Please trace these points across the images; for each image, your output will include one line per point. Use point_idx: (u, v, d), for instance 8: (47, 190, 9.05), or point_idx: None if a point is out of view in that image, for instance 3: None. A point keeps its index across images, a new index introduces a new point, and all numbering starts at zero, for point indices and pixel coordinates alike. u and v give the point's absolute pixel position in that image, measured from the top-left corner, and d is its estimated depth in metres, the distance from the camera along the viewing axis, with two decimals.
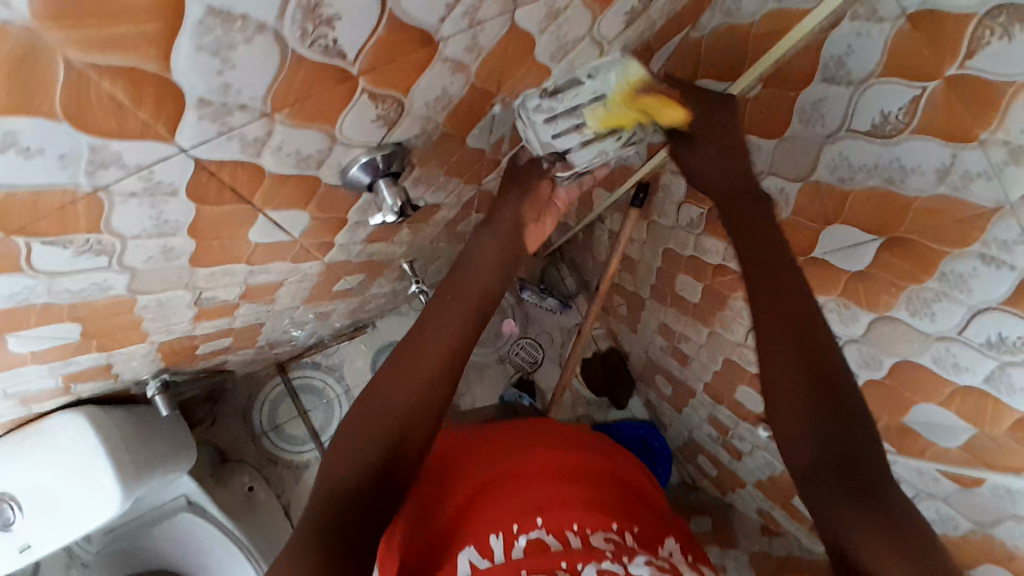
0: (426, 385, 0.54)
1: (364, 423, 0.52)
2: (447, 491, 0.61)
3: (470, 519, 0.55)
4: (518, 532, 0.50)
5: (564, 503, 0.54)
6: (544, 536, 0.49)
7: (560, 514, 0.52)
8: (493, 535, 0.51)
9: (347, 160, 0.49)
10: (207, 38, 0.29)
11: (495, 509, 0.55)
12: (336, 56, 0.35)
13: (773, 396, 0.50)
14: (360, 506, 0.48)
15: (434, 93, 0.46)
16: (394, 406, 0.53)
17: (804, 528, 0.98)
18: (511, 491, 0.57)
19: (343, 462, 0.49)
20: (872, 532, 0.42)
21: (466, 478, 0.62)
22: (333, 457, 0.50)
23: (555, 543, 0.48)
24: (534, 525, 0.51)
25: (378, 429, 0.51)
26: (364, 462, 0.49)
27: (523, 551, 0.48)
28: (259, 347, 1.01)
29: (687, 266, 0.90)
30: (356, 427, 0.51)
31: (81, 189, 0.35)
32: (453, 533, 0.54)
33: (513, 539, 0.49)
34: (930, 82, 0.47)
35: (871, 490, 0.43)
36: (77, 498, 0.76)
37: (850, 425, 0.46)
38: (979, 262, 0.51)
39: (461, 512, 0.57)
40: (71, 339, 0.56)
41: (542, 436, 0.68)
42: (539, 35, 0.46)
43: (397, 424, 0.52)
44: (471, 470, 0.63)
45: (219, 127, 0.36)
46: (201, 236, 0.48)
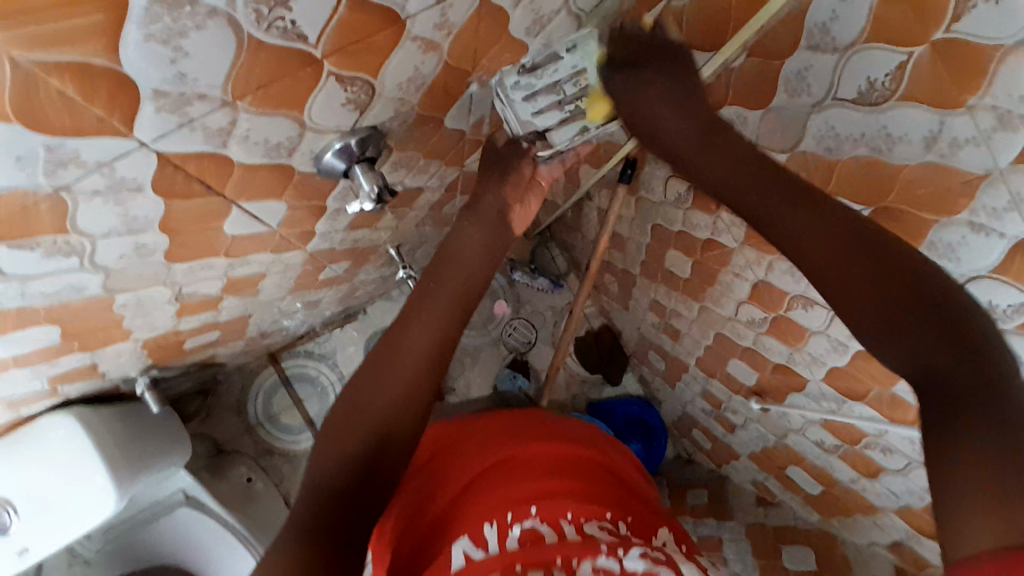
0: (411, 380, 0.53)
1: (347, 422, 0.50)
2: (438, 482, 0.61)
3: (461, 511, 0.55)
4: (511, 521, 0.50)
5: (558, 493, 0.54)
6: (539, 527, 0.50)
7: (553, 504, 0.52)
8: (485, 524, 0.51)
9: (321, 148, 0.48)
10: (155, 27, 0.28)
11: (487, 499, 0.55)
12: (296, 39, 0.33)
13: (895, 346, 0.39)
14: (346, 505, 0.46)
15: (405, 74, 0.44)
16: (378, 402, 0.51)
17: (798, 498, 1.01)
18: (505, 481, 0.57)
19: (328, 461, 0.48)
20: (981, 461, 0.33)
21: (457, 468, 0.62)
22: (320, 455, 0.49)
23: (550, 534, 0.49)
24: (528, 515, 0.51)
25: (365, 424, 0.50)
26: (349, 458, 0.48)
27: (517, 541, 0.48)
28: (249, 338, 1.00)
29: (676, 241, 0.89)
30: (342, 424, 0.51)
31: (41, 190, 0.34)
32: (444, 525, 0.54)
33: (507, 527, 0.50)
34: (916, 46, 0.46)
35: (979, 398, 0.35)
36: (73, 499, 0.77)
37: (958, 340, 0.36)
38: (968, 231, 0.51)
39: (451, 504, 0.57)
40: (52, 341, 0.55)
41: (532, 425, 0.68)
42: (512, 9, 0.45)
43: (382, 420, 0.51)
44: (461, 460, 0.63)
45: (180, 118, 0.34)
46: (174, 231, 0.47)
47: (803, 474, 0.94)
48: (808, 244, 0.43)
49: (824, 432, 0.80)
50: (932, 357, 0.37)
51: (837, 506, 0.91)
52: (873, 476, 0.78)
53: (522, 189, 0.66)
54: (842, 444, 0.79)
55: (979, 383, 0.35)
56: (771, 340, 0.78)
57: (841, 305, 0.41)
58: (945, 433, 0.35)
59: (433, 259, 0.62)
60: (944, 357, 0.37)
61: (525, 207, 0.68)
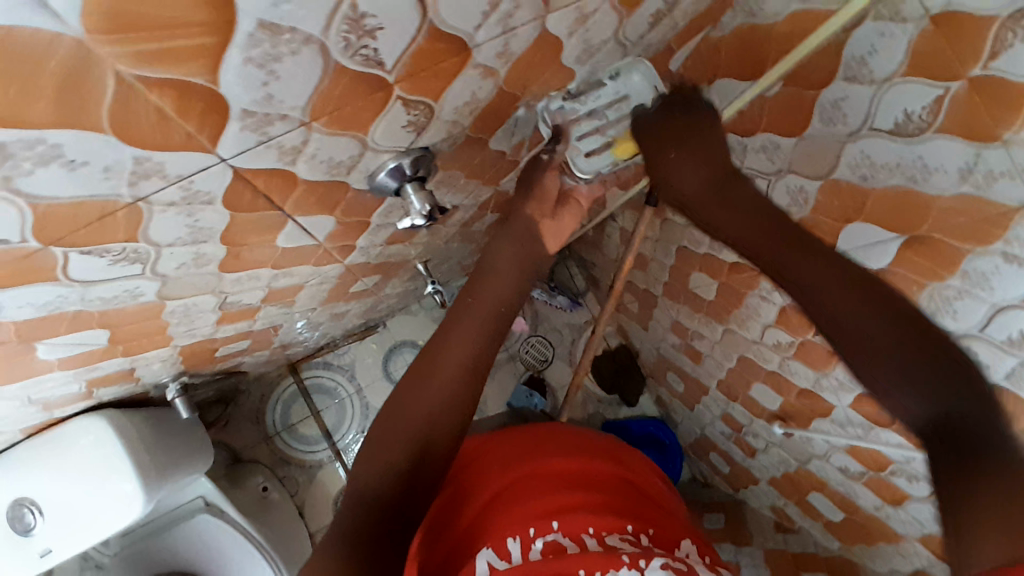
0: (450, 392, 0.55)
1: (388, 433, 0.52)
2: (468, 495, 0.61)
3: (488, 522, 0.55)
4: (533, 536, 0.51)
5: (582, 506, 0.54)
6: (561, 540, 0.50)
7: (575, 517, 0.52)
8: (510, 537, 0.51)
9: (375, 167, 0.49)
10: (254, 51, 0.29)
11: (511, 512, 0.55)
12: (375, 65, 0.35)
13: (899, 384, 0.43)
14: (391, 513, 0.48)
15: (463, 98, 0.46)
16: (419, 413, 0.53)
17: (818, 524, 1.01)
18: (532, 493, 0.57)
19: (372, 472, 0.50)
20: (996, 498, 0.37)
21: (487, 480, 0.62)
22: (361, 467, 0.51)
23: (572, 546, 0.49)
24: (550, 528, 0.51)
25: (404, 437, 0.52)
26: (391, 468, 0.50)
27: (541, 554, 0.48)
28: (274, 348, 1.01)
29: (701, 263, 0.90)
30: (383, 435, 0.52)
31: (122, 200, 0.35)
32: (471, 539, 0.54)
33: (530, 542, 0.50)
34: (953, 82, 0.47)
35: (992, 443, 0.39)
36: (96, 505, 0.76)
37: (959, 388, 0.41)
38: (1001, 261, 0.52)
39: (477, 517, 0.57)
40: (99, 344, 0.56)
41: (562, 440, 0.69)
42: (568, 38, 0.46)
43: (420, 431, 0.52)
44: (492, 472, 0.63)
45: (259, 136, 0.36)
46: (231, 242, 0.48)
47: (825, 500, 0.94)
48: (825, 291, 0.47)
49: (849, 458, 0.81)
50: (939, 396, 0.42)
51: (858, 533, 0.91)
52: (898, 504, 0.78)
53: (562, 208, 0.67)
54: (866, 470, 0.79)
55: (982, 433, 0.40)
56: (797, 364, 0.79)
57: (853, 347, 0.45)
58: (964, 473, 0.39)
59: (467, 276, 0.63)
60: (947, 400, 0.41)
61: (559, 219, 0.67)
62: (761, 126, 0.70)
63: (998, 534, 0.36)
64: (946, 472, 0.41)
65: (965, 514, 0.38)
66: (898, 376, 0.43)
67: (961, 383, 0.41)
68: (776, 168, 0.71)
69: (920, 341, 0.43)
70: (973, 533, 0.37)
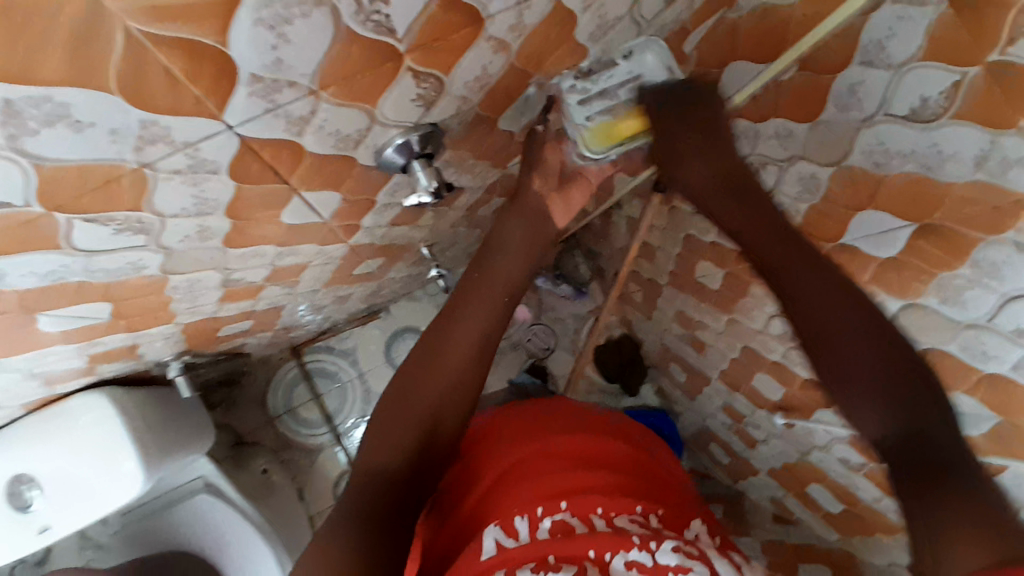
0: (457, 370, 0.55)
1: (397, 411, 0.52)
2: (474, 472, 0.60)
3: (495, 499, 0.55)
4: (541, 515, 0.50)
5: (591, 488, 0.54)
6: (569, 519, 0.49)
7: (583, 497, 0.52)
8: (518, 515, 0.50)
9: (383, 142, 0.48)
10: (265, 12, 0.28)
11: (518, 489, 0.54)
12: (386, 32, 0.34)
13: (857, 398, 0.48)
14: (397, 493, 0.48)
15: (474, 73, 0.45)
16: (427, 392, 0.53)
17: (818, 516, 1.00)
18: (540, 471, 0.57)
19: (380, 449, 0.50)
20: (956, 513, 0.39)
21: (493, 456, 0.62)
22: (369, 444, 0.51)
23: (580, 527, 0.48)
24: (559, 508, 0.51)
25: (412, 415, 0.52)
26: (398, 448, 0.50)
27: (549, 532, 0.48)
28: (276, 330, 1.01)
29: (708, 252, 0.90)
30: (391, 413, 0.52)
31: (127, 165, 0.34)
32: (476, 517, 0.54)
33: (538, 519, 0.50)
34: (971, 68, 0.47)
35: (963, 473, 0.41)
36: (96, 481, 0.76)
37: (924, 415, 0.44)
38: (1014, 251, 0.51)
39: (483, 494, 0.56)
40: (101, 319, 0.55)
41: (569, 416, 0.68)
42: (582, 13, 0.45)
43: (426, 412, 0.52)
44: (498, 448, 0.63)
45: (267, 104, 0.35)
46: (236, 216, 0.48)
47: (825, 491, 0.93)
48: (816, 312, 0.50)
49: (851, 450, 0.80)
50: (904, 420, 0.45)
51: (856, 524, 0.91)
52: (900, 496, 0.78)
53: (572, 191, 0.66)
54: (868, 462, 0.79)
55: (946, 454, 0.42)
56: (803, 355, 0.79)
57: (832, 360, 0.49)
58: (933, 488, 0.41)
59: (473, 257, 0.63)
60: (921, 421, 0.44)
61: (565, 198, 0.66)
62: (775, 113, 0.69)
63: (969, 546, 0.37)
64: (915, 492, 0.42)
65: (931, 523, 0.40)
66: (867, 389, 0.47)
67: (925, 407, 0.45)
68: (788, 156, 0.70)
69: (892, 368, 0.47)
70: (941, 536, 0.39)
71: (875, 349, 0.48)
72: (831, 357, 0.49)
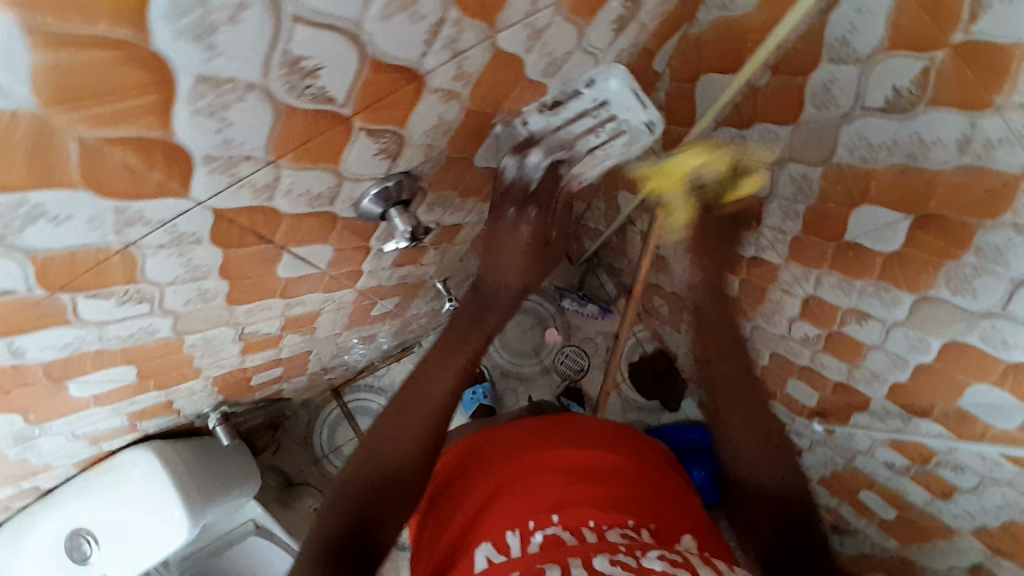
0: (456, 377, 0.63)
1: (405, 408, 0.60)
2: (465, 491, 0.57)
3: (485, 516, 0.51)
4: (533, 528, 0.46)
5: (586, 497, 0.50)
6: (561, 532, 0.45)
7: (577, 508, 0.48)
8: (508, 531, 0.47)
9: (359, 194, 0.52)
10: (200, 103, 0.32)
11: (512, 501, 0.51)
12: (326, 102, 0.38)
13: (738, 449, 0.67)
14: (394, 486, 0.57)
15: (430, 122, 0.48)
16: (433, 393, 0.61)
17: (873, 524, 0.96)
18: (531, 482, 0.52)
19: (390, 442, 0.58)
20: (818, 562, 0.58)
21: (484, 475, 0.57)
22: (380, 436, 0.59)
23: (572, 538, 0.44)
24: (552, 521, 0.47)
25: (418, 413, 0.60)
26: (409, 445, 0.59)
27: (540, 546, 0.44)
28: (311, 374, 1.06)
29: (721, 261, 0.92)
30: (401, 406, 0.60)
31: (113, 246, 0.39)
32: (467, 534, 0.50)
33: (529, 535, 0.46)
34: (938, 51, 0.46)
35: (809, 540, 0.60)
36: (145, 530, 0.82)
37: (799, 485, 0.64)
38: (1014, 233, 0.49)
39: (477, 507, 0.53)
40: (129, 380, 0.60)
41: (567, 426, 0.64)
42: (526, 53, 0.47)
43: (428, 417, 0.60)
44: (490, 465, 0.58)
45: (229, 178, 0.39)
46: (232, 277, 0.52)
47: (875, 497, 0.91)
48: (739, 374, 0.70)
49: (893, 453, 0.80)
50: (776, 479, 0.64)
51: (913, 530, 0.88)
52: (948, 497, 0.77)
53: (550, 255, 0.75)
54: (912, 464, 0.79)
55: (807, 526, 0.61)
56: (829, 358, 0.80)
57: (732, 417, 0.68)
58: (808, 547, 0.59)
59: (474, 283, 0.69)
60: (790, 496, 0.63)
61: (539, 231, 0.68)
62: (756, 118, 0.67)
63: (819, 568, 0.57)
64: (798, 552, 0.59)
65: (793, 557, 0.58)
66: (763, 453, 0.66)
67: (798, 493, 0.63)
68: (777, 159, 0.69)
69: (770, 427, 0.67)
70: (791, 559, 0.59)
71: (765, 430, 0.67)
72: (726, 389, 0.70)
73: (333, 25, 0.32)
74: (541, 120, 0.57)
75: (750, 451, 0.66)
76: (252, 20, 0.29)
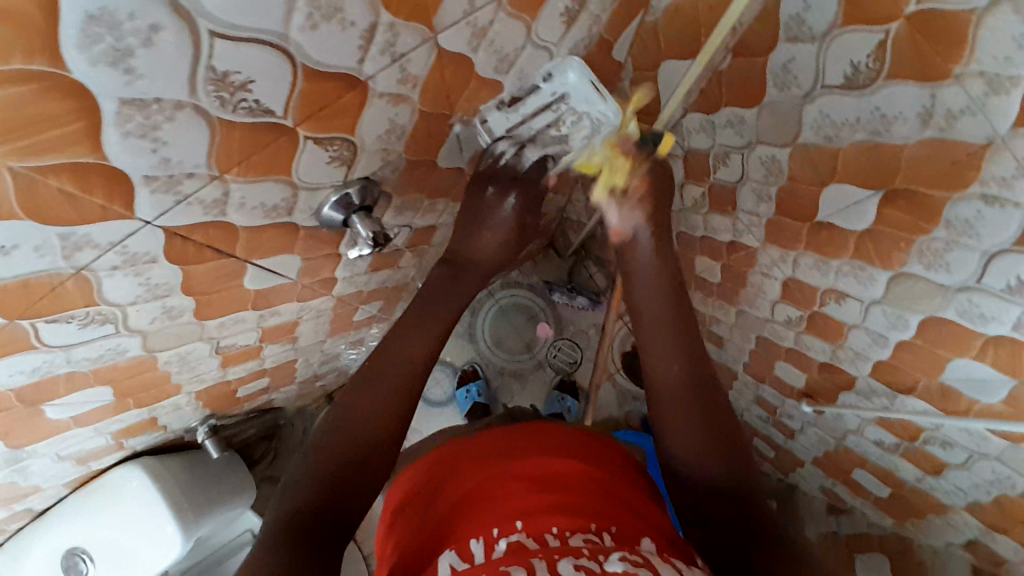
0: (433, 341, 0.62)
1: (380, 375, 0.58)
2: (432, 498, 0.57)
3: (451, 524, 0.51)
4: (497, 536, 0.47)
5: (552, 504, 0.50)
6: (524, 539, 0.46)
7: (542, 515, 0.48)
8: (472, 540, 0.47)
9: (319, 203, 0.52)
10: (130, 126, 0.32)
11: (479, 509, 0.51)
12: (264, 114, 0.37)
13: (676, 428, 0.58)
14: (368, 455, 0.54)
15: (382, 126, 0.48)
16: (409, 358, 0.60)
17: (871, 504, 0.96)
18: (498, 491, 0.53)
19: (363, 412, 0.56)
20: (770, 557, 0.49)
21: (452, 483, 0.57)
22: (349, 411, 0.56)
23: (535, 544, 0.45)
24: (516, 528, 0.47)
25: (395, 376, 0.58)
26: (384, 411, 0.56)
27: (504, 552, 0.44)
28: (301, 382, 1.06)
29: (701, 246, 0.92)
30: (378, 376, 0.58)
31: (65, 271, 0.39)
32: (432, 540, 0.50)
33: (493, 542, 0.46)
34: (892, 23, 0.45)
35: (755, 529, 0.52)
36: (139, 545, 0.82)
37: (746, 471, 0.57)
38: (982, 204, 0.48)
39: (443, 515, 0.53)
40: (106, 400, 0.60)
41: (537, 432, 0.64)
42: (473, 52, 0.47)
43: (407, 381, 0.59)
44: (459, 472, 0.59)
45: (174, 196, 0.39)
46: (197, 293, 0.52)
47: (869, 477, 0.91)
48: (666, 352, 0.60)
49: (882, 431, 0.80)
50: (720, 465, 0.57)
51: (908, 508, 0.88)
52: (938, 474, 0.77)
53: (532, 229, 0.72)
54: (901, 442, 0.78)
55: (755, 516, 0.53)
56: (811, 339, 0.80)
57: (667, 395, 0.59)
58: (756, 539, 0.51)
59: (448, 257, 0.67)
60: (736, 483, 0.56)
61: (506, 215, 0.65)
62: (723, 102, 0.67)
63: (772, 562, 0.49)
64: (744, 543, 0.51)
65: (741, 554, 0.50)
66: (702, 433, 0.58)
67: (744, 480, 0.56)
68: (745, 142, 0.68)
69: (710, 405, 0.59)
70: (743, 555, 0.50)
71: (702, 410, 0.58)
72: (657, 367, 0.60)
73: (257, 39, 0.32)
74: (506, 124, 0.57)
75: (688, 438, 0.58)
76: (169, 41, 0.29)
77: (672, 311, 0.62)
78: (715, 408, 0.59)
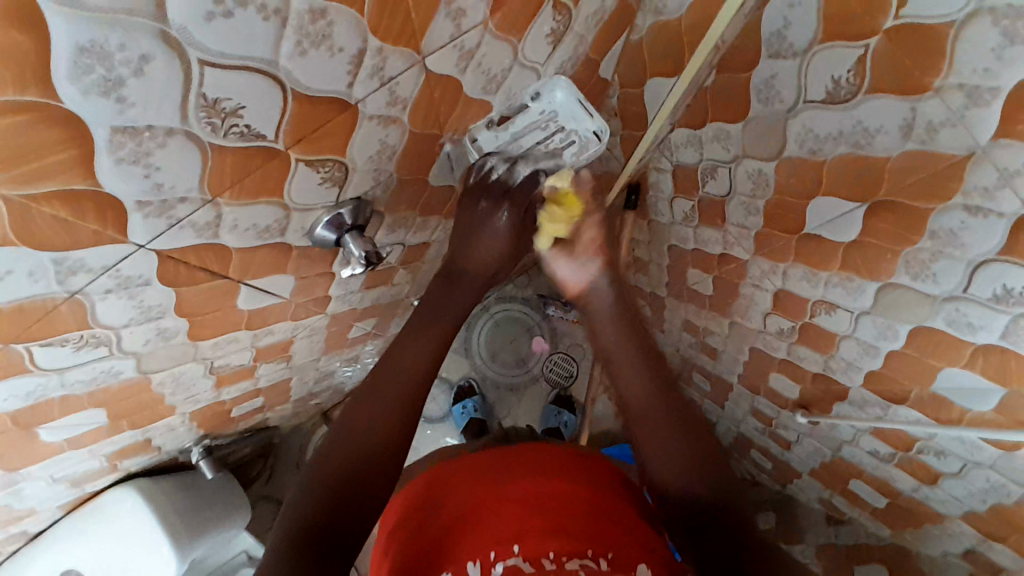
0: (432, 353, 0.62)
1: (377, 386, 0.58)
2: (428, 517, 0.57)
3: (447, 546, 0.51)
4: (494, 560, 0.47)
5: (549, 525, 0.51)
6: (522, 564, 0.46)
7: (539, 538, 0.49)
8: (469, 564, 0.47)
9: (311, 223, 0.52)
10: (122, 152, 0.32)
11: (475, 532, 0.51)
12: (255, 138, 0.38)
13: (653, 447, 0.59)
14: (368, 466, 0.54)
15: (373, 147, 0.48)
16: (406, 368, 0.60)
17: (867, 514, 0.97)
18: (494, 513, 0.53)
19: (361, 424, 0.56)
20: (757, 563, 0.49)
21: (449, 504, 0.57)
22: (348, 425, 0.56)
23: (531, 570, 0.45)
24: (513, 552, 0.47)
25: (393, 386, 0.58)
26: (382, 420, 0.56)
27: None
28: (295, 401, 1.06)
29: (692, 258, 0.93)
30: (376, 386, 0.58)
31: (59, 295, 0.39)
32: (428, 561, 0.50)
33: (490, 567, 0.46)
34: (871, 39, 0.46)
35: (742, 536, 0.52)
36: (134, 566, 0.82)
37: (729, 482, 0.57)
38: (965, 215, 0.49)
39: (440, 535, 0.53)
40: (99, 422, 0.60)
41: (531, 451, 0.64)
42: (461, 73, 0.48)
43: (406, 391, 0.59)
44: (455, 492, 0.59)
45: (167, 220, 0.40)
46: (190, 314, 0.52)
47: (865, 487, 0.91)
48: (634, 373, 0.63)
49: (877, 441, 0.80)
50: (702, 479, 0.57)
51: (904, 518, 0.89)
52: (933, 483, 0.77)
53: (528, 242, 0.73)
54: (896, 451, 0.78)
55: (740, 525, 0.53)
56: (804, 349, 0.81)
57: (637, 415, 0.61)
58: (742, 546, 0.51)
59: (445, 265, 0.69)
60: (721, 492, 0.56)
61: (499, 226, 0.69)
62: (709, 116, 0.68)
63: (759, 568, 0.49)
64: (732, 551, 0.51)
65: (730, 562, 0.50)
66: (681, 448, 0.58)
67: (729, 491, 0.56)
68: (732, 156, 0.69)
69: (686, 421, 0.60)
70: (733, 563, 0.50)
71: (678, 427, 0.60)
72: (628, 391, 0.62)
73: (246, 65, 0.33)
74: (497, 141, 0.58)
75: (664, 457, 0.58)
76: (159, 69, 0.29)
77: (636, 341, 0.65)
78: (691, 427, 0.60)
